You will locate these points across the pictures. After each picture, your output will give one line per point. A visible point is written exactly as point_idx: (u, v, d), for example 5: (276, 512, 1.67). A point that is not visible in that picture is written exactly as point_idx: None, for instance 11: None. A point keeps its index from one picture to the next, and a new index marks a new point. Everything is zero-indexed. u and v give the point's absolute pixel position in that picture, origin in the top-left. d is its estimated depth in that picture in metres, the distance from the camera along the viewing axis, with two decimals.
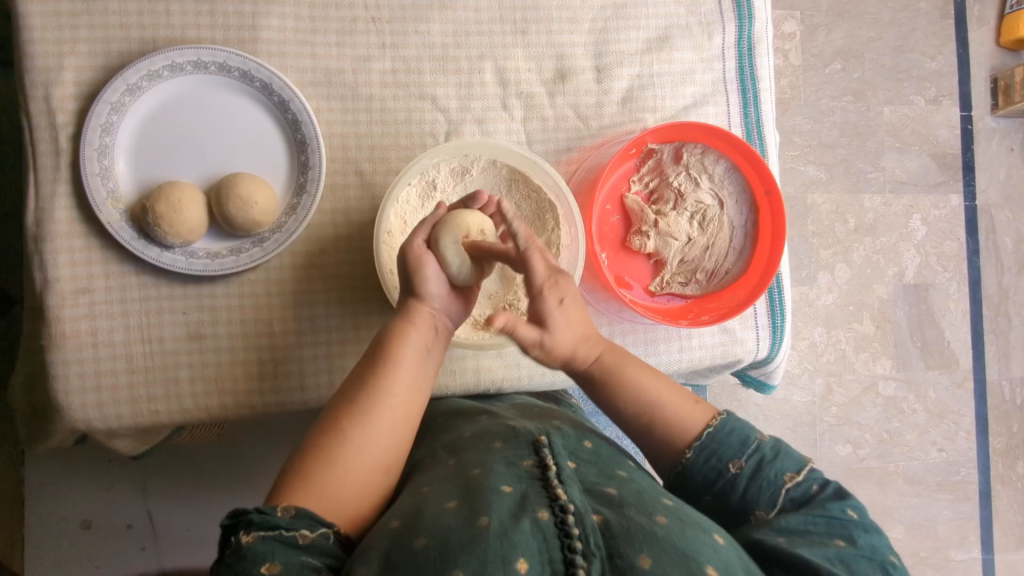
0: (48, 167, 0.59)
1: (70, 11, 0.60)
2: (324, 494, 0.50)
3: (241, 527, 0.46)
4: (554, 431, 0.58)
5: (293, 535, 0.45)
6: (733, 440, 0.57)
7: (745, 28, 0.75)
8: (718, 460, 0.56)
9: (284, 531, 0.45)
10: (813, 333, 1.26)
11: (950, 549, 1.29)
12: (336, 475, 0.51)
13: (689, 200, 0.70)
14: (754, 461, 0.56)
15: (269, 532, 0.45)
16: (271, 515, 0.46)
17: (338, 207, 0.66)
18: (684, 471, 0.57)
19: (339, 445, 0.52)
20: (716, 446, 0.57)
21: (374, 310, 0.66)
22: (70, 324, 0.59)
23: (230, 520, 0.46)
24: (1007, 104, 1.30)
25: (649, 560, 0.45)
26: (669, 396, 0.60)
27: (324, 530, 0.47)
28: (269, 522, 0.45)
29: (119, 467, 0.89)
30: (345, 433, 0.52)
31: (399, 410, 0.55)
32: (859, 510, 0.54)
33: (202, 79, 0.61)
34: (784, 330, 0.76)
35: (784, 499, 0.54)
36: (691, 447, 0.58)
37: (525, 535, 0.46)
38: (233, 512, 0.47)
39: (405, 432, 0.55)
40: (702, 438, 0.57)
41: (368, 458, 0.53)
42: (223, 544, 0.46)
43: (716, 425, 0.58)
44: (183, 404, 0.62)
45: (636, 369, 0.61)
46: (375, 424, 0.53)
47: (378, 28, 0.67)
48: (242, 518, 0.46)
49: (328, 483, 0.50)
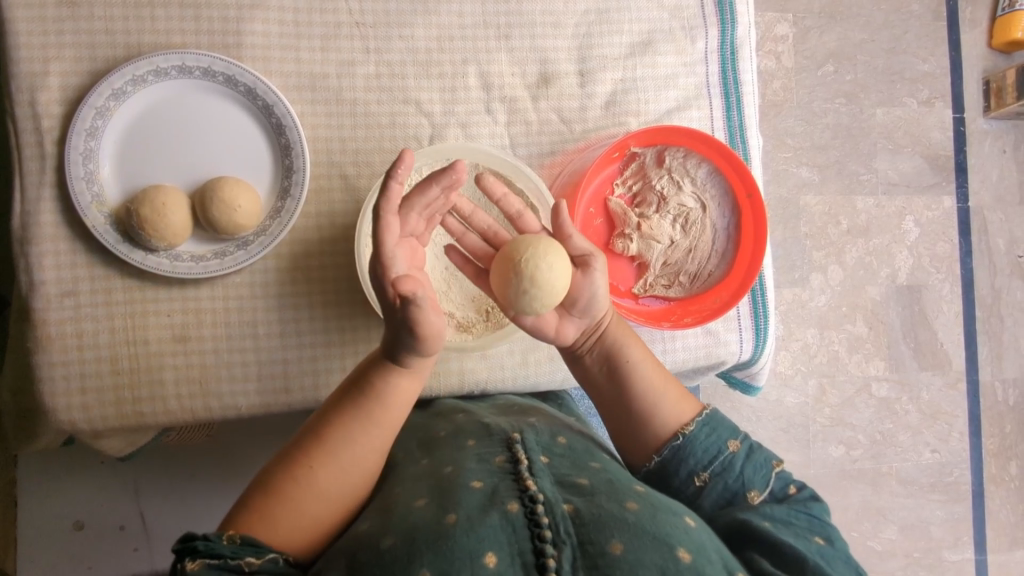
0: (34, 172, 0.60)
1: (56, 16, 0.60)
2: (276, 518, 0.50)
3: (186, 555, 0.46)
4: (527, 428, 0.59)
5: (238, 564, 0.46)
6: (726, 425, 0.58)
7: (728, 32, 0.75)
8: (717, 439, 0.57)
9: (228, 560, 0.46)
10: (806, 334, 1.27)
11: (943, 550, 1.29)
12: (282, 504, 0.51)
13: (671, 203, 0.71)
14: (747, 444, 0.57)
15: (213, 561, 0.45)
16: (216, 542, 0.46)
17: (321, 210, 0.66)
18: (684, 446, 0.57)
19: (302, 471, 0.52)
20: (714, 425, 0.58)
21: (358, 314, 0.67)
22: (55, 326, 0.60)
23: (178, 545, 0.46)
24: (999, 106, 1.31)
25: (620, 546, 0.46)
26: (664, 385, 0.60)
27: (270, 555, 0.48)
28: (213, 549, 0.46)
29: (110, 468, 0.89)
30: (305, 467, 0.52)
31: (348, 450, 0.54)
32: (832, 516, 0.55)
33: (186, 85, 0.62)
34: (768, 332, 0.76)
35: (773, 484, 0.56)
36: (690, 423, 0.58)
37: (494, 528, 0.46)
38: (179, 537, 0.47)
39: (354, 479, 0.54)
40: (703, 416, 0.59)
41: (328, 491, 0.53)
42: (171, 568, 0.46)
43: (709, 411, 0.59)
44: (168, 406, 0.63)
45: (636, 346, 0.61)
46: (340, 454, 0.53)
47: (362, 34, 0.67)
48: (188, 544, 0.46)
49: (275, 509, 0.50)
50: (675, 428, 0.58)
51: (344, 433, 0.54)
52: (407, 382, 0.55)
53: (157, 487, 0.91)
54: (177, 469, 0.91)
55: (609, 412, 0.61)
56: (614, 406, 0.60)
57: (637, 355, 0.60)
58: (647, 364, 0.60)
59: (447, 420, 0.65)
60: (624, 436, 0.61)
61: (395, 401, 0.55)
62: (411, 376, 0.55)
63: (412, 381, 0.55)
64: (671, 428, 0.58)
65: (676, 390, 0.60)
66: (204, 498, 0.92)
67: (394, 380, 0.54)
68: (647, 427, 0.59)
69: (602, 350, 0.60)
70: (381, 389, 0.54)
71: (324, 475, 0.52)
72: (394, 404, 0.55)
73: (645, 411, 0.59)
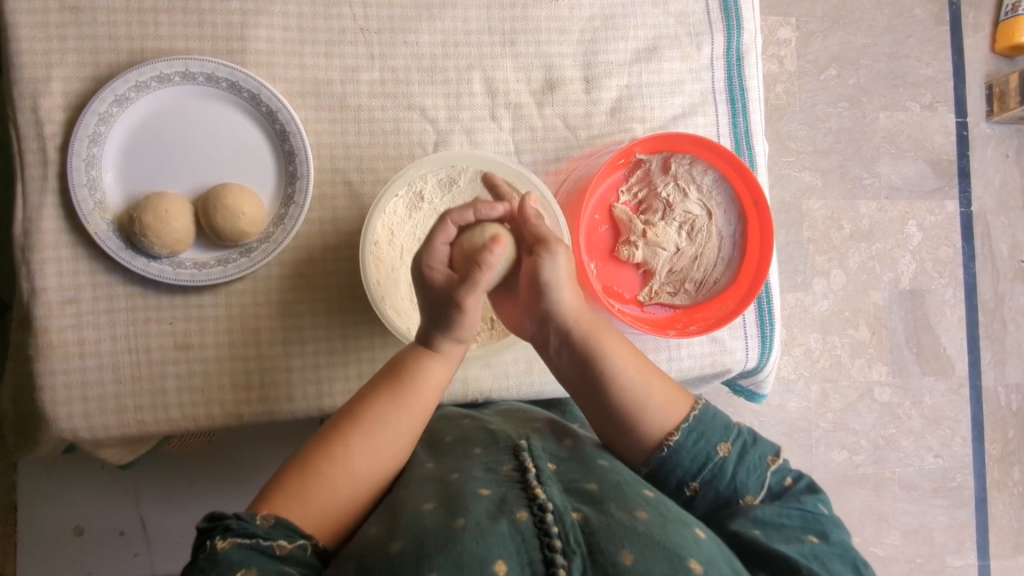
0: (36, 178, 0.59)
1: (59, 21, 0.60)
2: (310, 500, 0.51)
3: (217, 532, 0.46)
4: (534, 435, 0.59)
5: (271, 545, 0.46)
6: (716, 425, 0.57)
7: (734, 38, 0.75)
8: (706, 443, 0.56)
9: (262, 540, 0.46)
10: (809, 339, 1.26)
11: (946, 556, 1.29)
12: (317, 484, 0.52)
13: (677, 210, 0.71)
14: (738, 444, 0.56)
15: (246, 539, 0.45)
16: (250, 522, 0.46)
17: (325, 217, 0.66)
18: (671, 455, 0.56)
19: (333, 453, 0.53)
20: (702, 429, 0.57)
21: (361, 322, 0.67)
22: (57, 334, 0.59)
23: (207, 523, 0.46)
24: (1001, 111, 1.30)
25: (631, 556, 0.45)
26: (649, 386, 0.59)
27: (303, 541, 0.48)
28: (247, 529, 0.46)
29: (111, 474, 0.89)
30: (341, 445, 0.53)
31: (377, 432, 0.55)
32: (828, 505, 0.55)
33: (190, 90, 0.62)
34: (773, 339, 0.76)
35: (768, 482, 0.55)
36: (676, 431, 0.57)
37: (503, 536, 0.46)
38: (210, 515, 0.47)
39: (383, 462, 0.55)
40: (691, 420, 0.57)
41: (359, 473, 0.54)
42: (197, 547, 0.46)
43: (699, 409, 0.58)
44: (170, 414, 0.62)
45: (615, 347, 0.59)
46: (369, 436, 0.54)
47: (366, 40, 0.67)
48: (219, 522, 0.46)
49: (310, 490, 0.51)
50: (660, 435, 0.57)
51: (374, 415, 0.55)
52: (439, 369, 0.57)
53: (158, 492, 0.90)
54: (178, 475, 0.91)
55: (592, 412, 0.60)
56: (595, 407, 0.59)
57: (616, 359, 0.58)
58: (630, 368, 0.59)
59: (454, 426, 0.64)
60: (612, 437, 0.60)
61: (428, 385, 0.57)
62: (443, 363, 0.57)
63: (442, 366, 0.57)
64: (659, 435, 0.57)
65: (664, 394, 0.59)
66: (205, 504, 0.91)
67: (421, 363, 0.56)
68: (634, 429, 0.58)
69: (577, 351, 0.58)
70: (413, 376, 0.56)
71: (357, 457, 0.54)
72: (427, 388, 0.57)
73: (629, 416, 0.58)
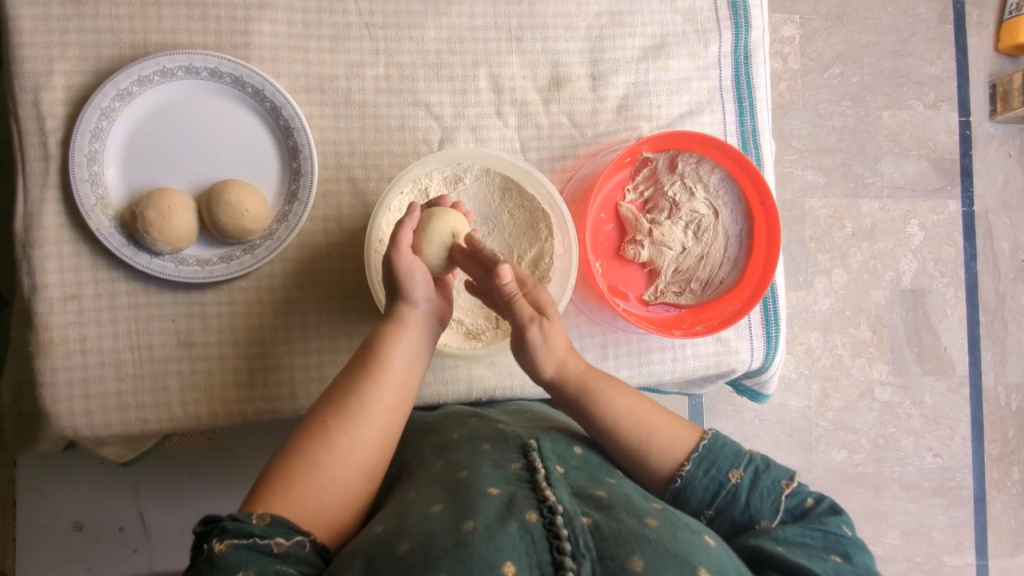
0: (37, 172, 0.59)
1: (61, 14, 0.59)
2: (292, 484, 0.50)
3: (214, 535, 0.45)
4: (544, 436, 0.58)
5: (268, 544, 0.45)
6: (728, 453, 0.57)
7: (742, 36, 0.74)
8: (717, 472, 0.56)
9: (258, 539, 0.45)
10: (810, 338, 1.26)
11: (944, 555, 1.29)
12: (297, 469, 0.51)
13: (684, 209, 0.70)
14: (751, 470, 0.56)
15: (242, 540, 0.44)
16: (245, 523, 0.45)
17: (329, 214, 0.65)
18: (683, 488, 0.56)
19: (306, 435, 0.53)
20: (713, 458, 0.57)
21: (365, 321, 0.66)
22: (58, 331, 0.59)
23: (203, 528, 0.46)
24: (1005, 110, 1.30)
25: (641, 563, 0.45)
26: (654, 421, 0.59)
27: (300, 538, 0.47)
28: (243, 530, 0.45)
29: (110, 470, 0.88)
30: (312, 427, 0.53)
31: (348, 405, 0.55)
32: (853, 527, 0.54)
33: (193, 85, 0.61)
34: (779, 339, 0.75)
35: (785, 505, 0.55)
36: (687, 463, 0.57)
37: (513, 537, 0.46)
38: (204, 519, 0.46)
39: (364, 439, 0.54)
40: (700, 450, 0.57)
41: (337, 448, 0.52)
42: (195, 552, 0.45)
43: (710, 438, 0.58)
44: (172, 412, 0.62)
45: (614, 390, 0.60)
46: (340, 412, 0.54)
47: (371, 34, 0.66)
48: (215, 526, 0.45)
49: (292, 475, 0.50)
50: (672, 469, 0.57)
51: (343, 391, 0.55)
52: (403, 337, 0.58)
53: (158, 489, 0.90)
54: (178, 472, 0.90)
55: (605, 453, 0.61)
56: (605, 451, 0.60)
57: (618, 400, 0.59)
58: (633, 407, 0.59)
59: (460, 425, 0.64)
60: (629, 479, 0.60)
61: (393, 353, 0.57)
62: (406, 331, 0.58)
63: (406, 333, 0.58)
64: (670, 469, 0.57)
65: (671, 427, 0.59)
66: (205, 500, 0.91)
67: (394, 345, 0.57)
68: (646, 466, 0.58)
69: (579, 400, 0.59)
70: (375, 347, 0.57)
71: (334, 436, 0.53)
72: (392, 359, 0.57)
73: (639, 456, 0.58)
